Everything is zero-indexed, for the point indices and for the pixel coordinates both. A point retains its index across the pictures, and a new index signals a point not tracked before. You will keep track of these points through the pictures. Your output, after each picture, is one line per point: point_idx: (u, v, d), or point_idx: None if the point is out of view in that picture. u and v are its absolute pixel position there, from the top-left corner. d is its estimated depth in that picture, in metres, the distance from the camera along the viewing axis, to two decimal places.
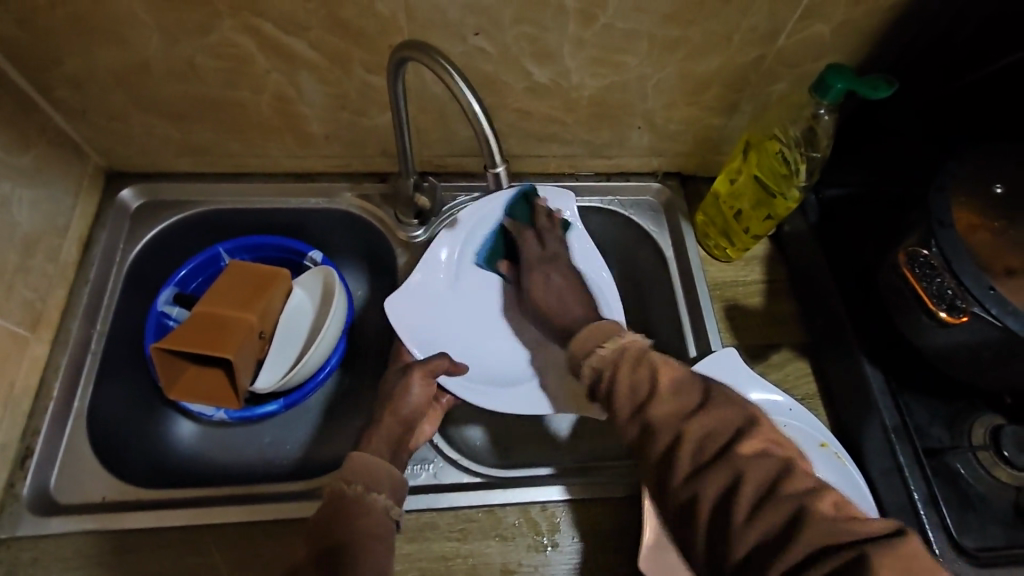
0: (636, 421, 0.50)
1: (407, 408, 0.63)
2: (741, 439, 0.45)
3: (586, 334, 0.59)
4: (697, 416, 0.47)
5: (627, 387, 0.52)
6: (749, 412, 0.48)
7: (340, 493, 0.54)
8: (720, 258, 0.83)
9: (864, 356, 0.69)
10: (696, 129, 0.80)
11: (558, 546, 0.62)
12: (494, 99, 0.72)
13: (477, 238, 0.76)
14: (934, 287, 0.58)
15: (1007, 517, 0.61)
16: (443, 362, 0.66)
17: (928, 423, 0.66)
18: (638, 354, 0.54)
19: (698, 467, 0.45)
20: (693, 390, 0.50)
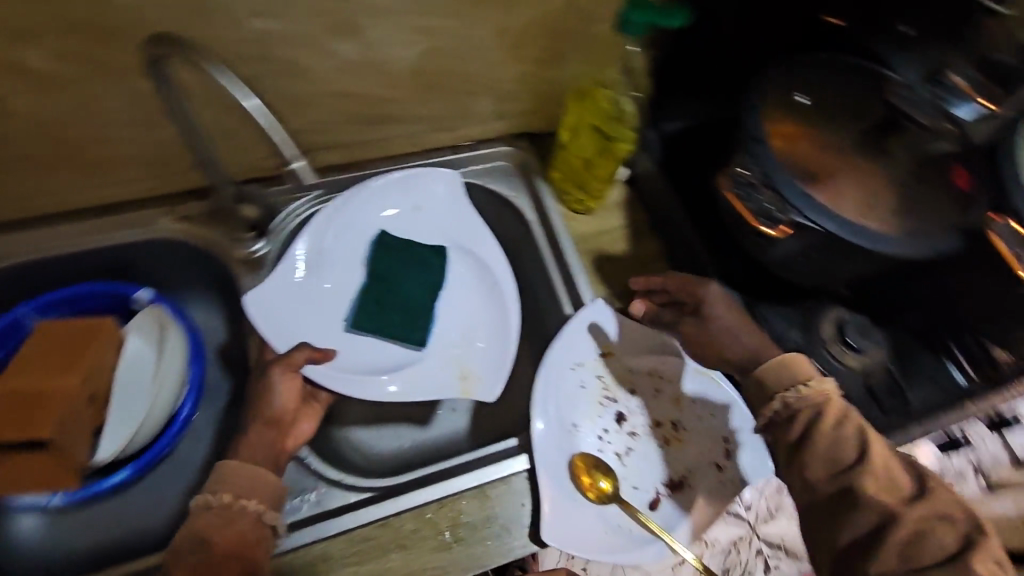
0: (836, 483, 0.52)
1: (273, 410, 0.60)
2: (974, 553, 0.45)
3: (773, 364, 0.60)
4: (918, 504, 0.48)
5: (829, 443, 0.53)
6: (976, 516, 0.48)
7: (207, 504, 0.53)
8: (580, 212, 0.82)
9: (718, 278, 0.73)
10: (532, 84, 0.77)
11: (462, 539, 0.61)
12: (304, 87, 0.65)
13: (343, 222, 0.72)
14: (755, 205, 0.58)
15: (858, 399, 0.67)
16: (302, 353, 0.63)
17: (785, 329, 0.70)
18: (842, 410, 0.55)
19: (914, 565, 0.46)
20: (905, 483, 0.50)
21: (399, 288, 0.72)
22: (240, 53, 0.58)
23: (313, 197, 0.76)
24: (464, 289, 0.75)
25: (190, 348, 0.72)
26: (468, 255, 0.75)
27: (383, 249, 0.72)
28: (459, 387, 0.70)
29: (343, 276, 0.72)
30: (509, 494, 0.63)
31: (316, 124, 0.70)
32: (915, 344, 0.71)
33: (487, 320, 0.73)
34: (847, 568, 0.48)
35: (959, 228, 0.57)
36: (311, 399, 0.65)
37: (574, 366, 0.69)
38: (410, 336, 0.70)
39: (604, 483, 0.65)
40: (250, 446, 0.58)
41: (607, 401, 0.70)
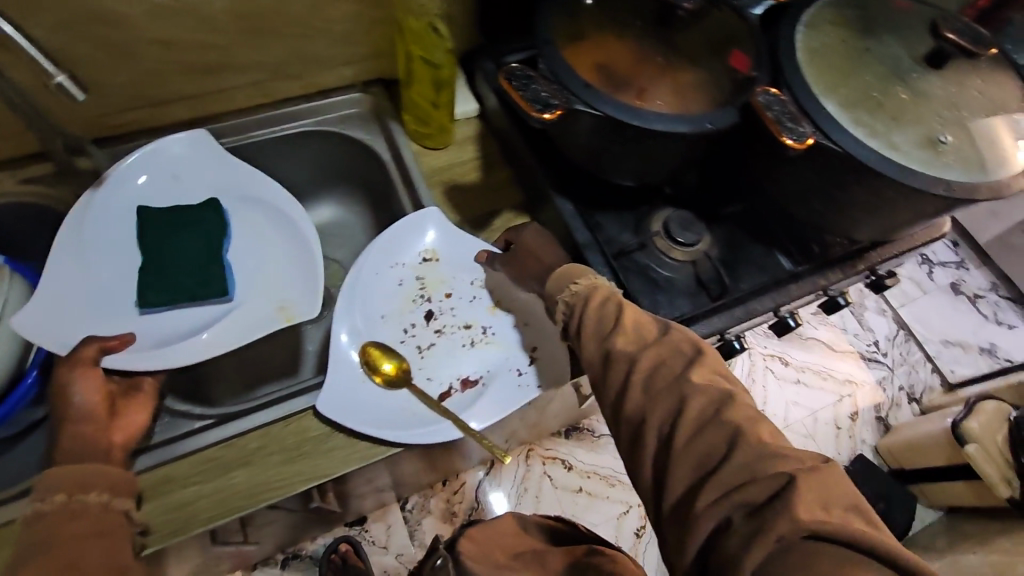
0: (600, 351, 0.57)
1: (77, 411, 0.57)
2: (691, 369, 0.52)
3: (553, 280, 0.65)
4: (654, 345, 0.55)
5: (594, 324, 0.59)
6: (695, 343, 0.55)
7: (41, 509, 0.50)
8: (436, 148, 0.85)
9: (555, 192, 0.74)
10: (365, 25, 0.79)
11: (306, 453, 0.63)
12: (119, 33, 0.67)
13: (116, 213, 0.73)
14: (530, 92, 0.56)
15: (689, 289, 0.70)
16: (92, 347, 0.60)
17: (619, 232, 0.73)
18: (608, 291, 0.61)
19: (654, 393, 0.52)
20: (651, 327, 0.57)
21: (179, 254, 0.72)
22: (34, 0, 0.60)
23: None
24: (254, 235, 0.76)
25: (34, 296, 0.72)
26: (251, 203, 0.77)
27: (155, 222, 0.73)
28: (279, 316, 0.68)
29: (124, 262, 0.72)
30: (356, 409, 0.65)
31: (146, 74, 0.72)
32: (746, 236, 0.74)
33: (286, 258, 0.74)
34: (616, 409, 0.55)
35: (737, 104, 0.60)
36: (134, 391, 0.62)
37: (397, 265, 0.75)
38: (204, 291, 0.70)
39: (390, 366, 0.70)
40: (68, 449, 0.55)
41: (422, 298, 0.75)
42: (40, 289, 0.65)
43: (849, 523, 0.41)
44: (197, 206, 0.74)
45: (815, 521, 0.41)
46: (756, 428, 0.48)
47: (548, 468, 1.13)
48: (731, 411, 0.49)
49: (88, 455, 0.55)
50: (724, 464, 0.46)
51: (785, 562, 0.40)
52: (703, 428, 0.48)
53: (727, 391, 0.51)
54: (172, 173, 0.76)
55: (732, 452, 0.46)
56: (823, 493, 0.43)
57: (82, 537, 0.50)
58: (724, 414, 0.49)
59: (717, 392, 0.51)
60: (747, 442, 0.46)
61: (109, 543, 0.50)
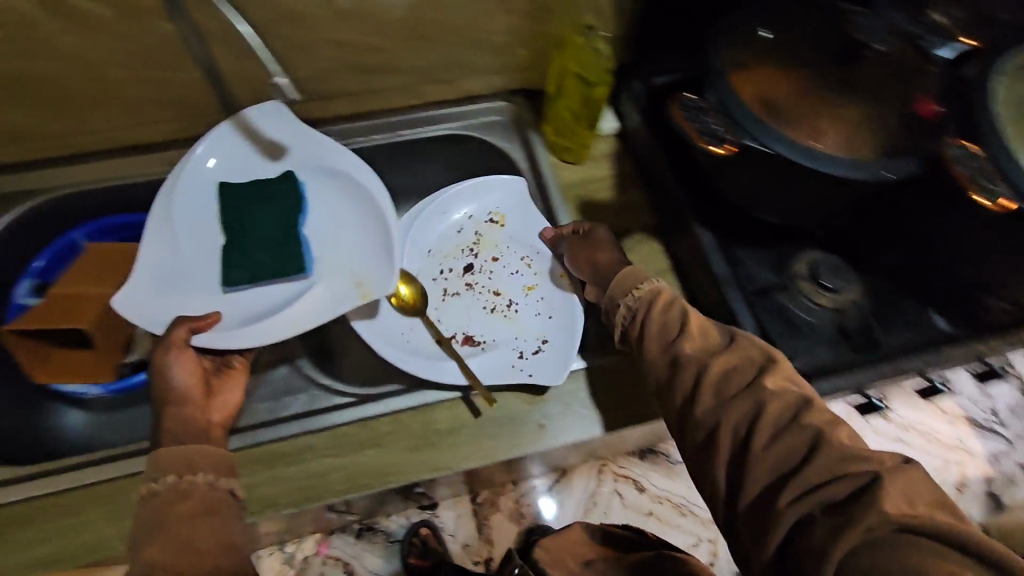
0: (667, 355, 0.57)
1: (176, 389, 0.61)
2: (765, 375, 0.51)
3: (614, 282, 0.66)
4: (725, 351, 0.54)
5: (658, 330, 0.59)
6: (767, 353, 0.53)
7: (156, 489, 0.54)
8: (571, 161, 0.86)
9: (694, 220, 0.73)
10: (524, 37, 0.81)
11: (432, 444, 0.66)
12: (309, 34, 0.72)
13: (206, 193, 0.75)
14: (700, 123, 0.57)
15: (831, 337, 0.67)
16: (182, 329, 0.64)
17: (759, 269, 0.71)
18: (670, 299, 0.61)
19: (726, 401, 0.51)
20: (717, 336, 0.56)
21: (263, 229, 0.74)
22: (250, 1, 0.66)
23: None
24: (330, 209, 0.78)
25: None
26: (332, 177, 0.77)
27: (242, 199, 0.74)
28: (358, 293, 0.71)
29: (209, 235, 0.75)
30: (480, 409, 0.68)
31: (321, 71, 0.78)
32: (897, 290, 0.70)
33: (358, 236, 0.76)
34: (685, 417, 0.53)
35: (918, 154, 0.57)
36: (229, 368, 0.68)
37: (464, 214, 0.87)
38: (286, 267, 0.72)
39: (406, 291, 0.82)
40: (172, 428, 0.59)
41: (470, 251, 0.86)
42: (134, 271, 0.69)
43: (940, 518, 0.40)
44: (277, 180, 0.76)
45: (904, 515, 0.40)
46: (836, 432, 0.47)
47: (620, 485, 0.96)
48: (809, 414, 0.48)
49: (194, 437, 0.59)
50: (806, 466, 0.45)
51: (877, 554, 0.38)
52: (782, 431, 0.47)
53: (803, 398, 0.50)
54: (254, 150, 0.77)
55: (813, 454, 0.45)
56: (912, 492, 0.42)
57: (193, 516, 0.52)
58: (801, 419, 0.48)
59: (792, 398, 0.49)
60: (829, 441, 0.46)
61: (214, 523, 0.53)
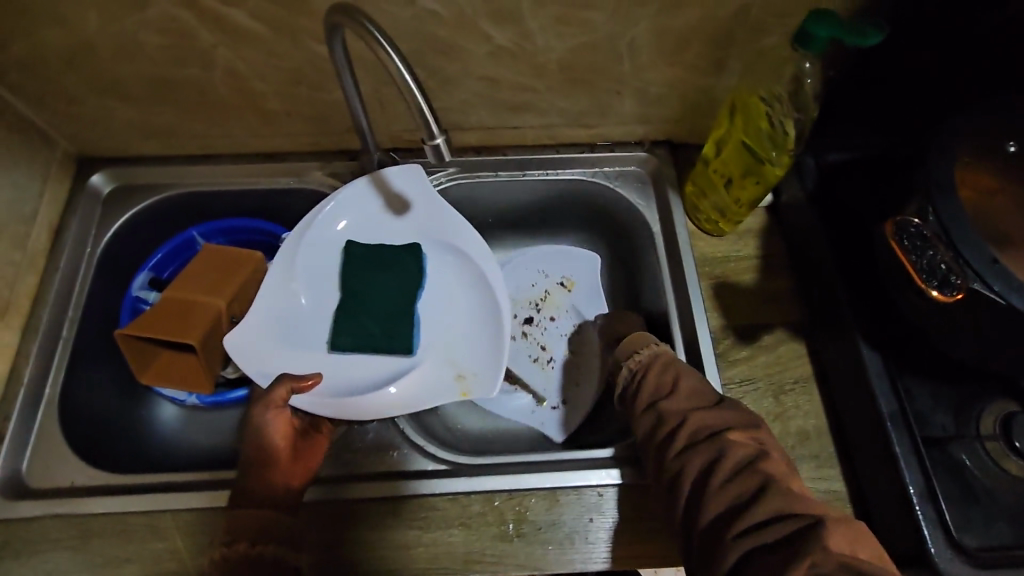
0: (650, 413, 0.56)
1: (265, 449, 0.60)
2: (731, 428, 0.50)
3: (621, 347, 0.64)
4: (714, 408, 0.53)
5: (652, 387, 0.57)
6: (745, 414, 0.52)
7: (226, 556, 0.52)
8: (712, 233, 0.76)
9: (859, 335, 0.63)
10: (684, 91, 0.72)
11: (524, 536, 0.61)
12: (456, 67, 0.67)
13: (321, 243, 0.74)
14: (925, 261, 0.51)
15: (1016, 514, 0.55)
16: (282, 389, 0.61)
17: (930, 410, 0.60)
18: (668, 361, 0.59)
19: (694, 445, 0.51)
20: (707, 394, 0.55)
21: (379, 295, 0.72)
22: (404, 28, 0.62)
23: (448, 174, 0.79)
24: (442, 282, 0.76)
25: None
26: (446, 250, 0.75)
27: (357, 261, 0.73)
28: (459, 389, 0.69)
29: (322, 289, 0.74)
30: (580, 506, 0.62)
31: (461, 104, 0.73)
32: None
33: (470, 324, 0.73)
34: (660, 460, 0.53)
35: None
36: (313, 432, 0.65)
37: (541, 272, 0.84)
38: (393, 345, 0.70)
39: None
40: (252, 492, 0.57)
41: (534, 305, 0.83)
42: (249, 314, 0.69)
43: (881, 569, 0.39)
44: (398, 250, 0.74)
45: (847, 556, 0.40)
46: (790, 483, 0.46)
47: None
48: (767, 463, 0.47)
49: (264, 501, 0.57)
50: (756, 503, 0.44)
51: None
52: (735, 475, 0.47)
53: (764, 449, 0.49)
54: (374, 208, 0.75)
55: (760, 495, 0.45)
56: (854, 539, 0.41)
57: None
58: (758, 463, 0.47)
59: (750, 445, 0.49)
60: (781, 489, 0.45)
61: None
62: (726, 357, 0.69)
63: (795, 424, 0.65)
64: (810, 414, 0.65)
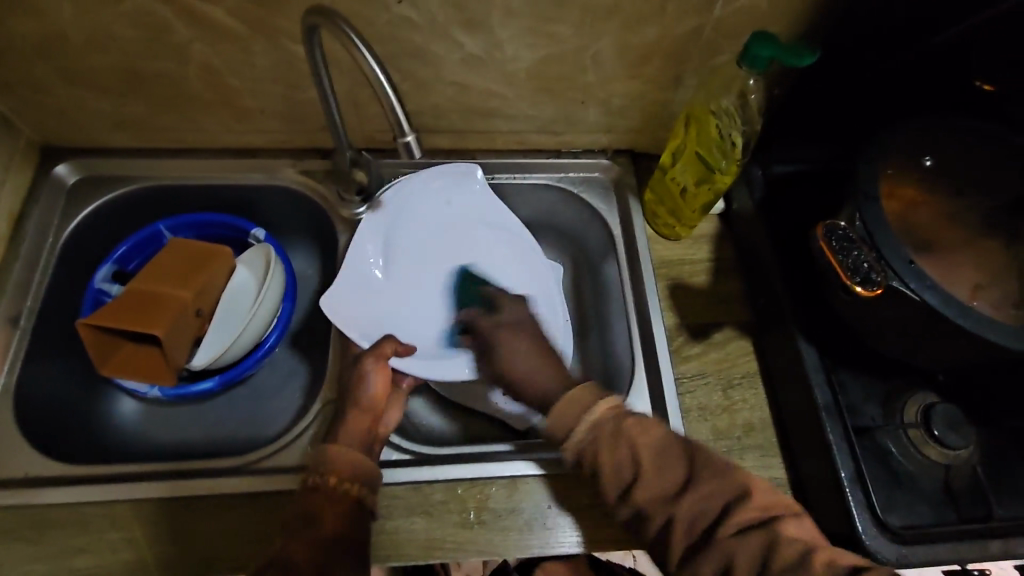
0: (626, 504, 0.54)
1: (367, 397, 0.64)
2: (730, 522, 0.50)
3: (553, 416, 0.57)
4: (687, 495, 0.52)
5: (613, 471, 0.54)
6: (740, 486, 0.52)
7: (318, 484, 0.57)
8: (668, 237, 0.81)
9: (799, 332, 0.68)
10: (645, 104, 0.77)
11: (484, 523, 0.63)
12: (429, 72, 0.70)
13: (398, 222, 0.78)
14: (850, 260, 0.54)
15: (934, 495, 0.61)
16: (389, 344, 0.68)
17: (861, 401, 0.66)
18: (616, 428, 0.55)
19: (698, 546, 0.51)
20: (677, 469, 0.53)
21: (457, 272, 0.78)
22: (380, 32, 0.65)
23: (418, 174, 0.82)
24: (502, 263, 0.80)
25: (286, 285, 0.78)
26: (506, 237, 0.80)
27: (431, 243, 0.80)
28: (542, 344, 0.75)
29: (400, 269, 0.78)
30: (540, 494, 0.64)
31: (434, 107, 0.76)
32: (1017, 457, 0.63)
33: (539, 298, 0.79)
34: (661, 556, 0.54)
35: None
36: (395, 389, 0.69)
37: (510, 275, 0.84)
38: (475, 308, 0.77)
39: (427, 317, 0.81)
40: (344, 433, 0.61)
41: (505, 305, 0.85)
42: (341, 277, 0.73)
43: None
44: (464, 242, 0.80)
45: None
46: (812, 565, 0.47)
47: None
48: (779, 556, 0.48)
49: (360, 449, 0.61)
50: None
51: None
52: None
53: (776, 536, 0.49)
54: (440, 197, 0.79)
55: None
56: None
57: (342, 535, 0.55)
58: (776, 561, 0.48)
59: (764, 538, 0.49)
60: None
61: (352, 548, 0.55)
62: (680, 352, 0.73)
63: (741, 417, 0.69)
64: (756, 407, 0.70)
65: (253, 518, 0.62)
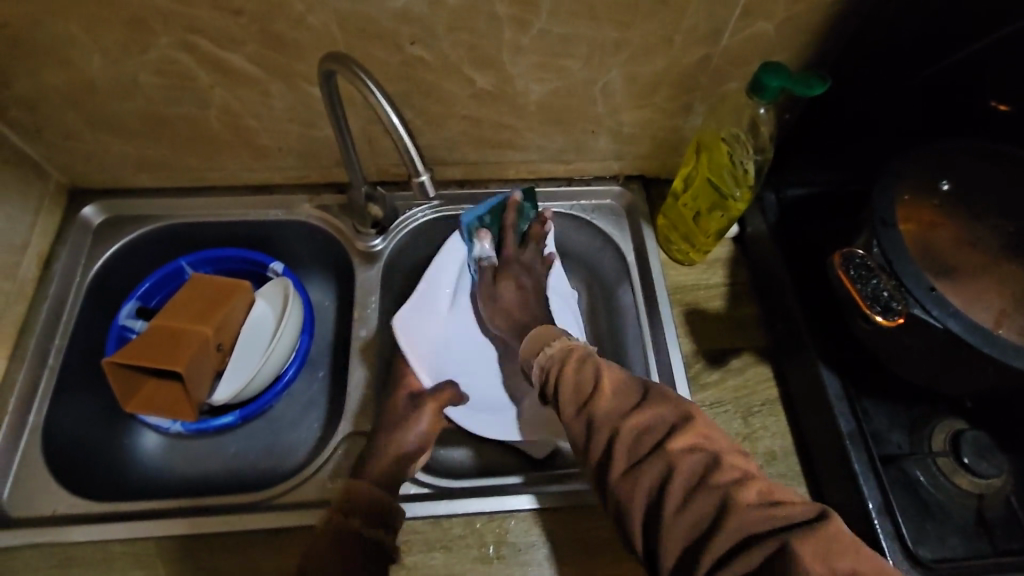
0: (579, 419, 0.52)
1: (411, 440, 0.66)
2: (675, 435, 0.46)
3: (530, 341, 0.64)
4: (636, 413, 0.49)
5: (571, 386, 0.54)
6: (683, 409, 0.49)
7: (339, 521, 0.57)
8: (682, 262, 0.80)
9: (819, 359, 0.67)
10: (655, 131, 0.77)
11: (504, 557, 0.62)
12: (441, 107, 0.72)
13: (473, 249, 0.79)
14: (869, 289, 0.54)
15: (966, 527, 0.59)
16: (450, 391, 0.72)
17: (886, 429, 0.65)
18: (581, 355, 0.56)
19: (639, 460, 0.47)
20: (632, 388, 0.52)
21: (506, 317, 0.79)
22: (393, 73, 0.67)
23: (430, 207, 0.83)
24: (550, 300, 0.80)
25: (303, 317, 0.79)
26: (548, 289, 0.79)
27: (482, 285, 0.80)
28: None
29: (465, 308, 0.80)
30: (560, 526, 0.64)
31: (445, 141, 0.77)
32: None
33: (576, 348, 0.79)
34: (602, 483, 0.49)
35: None
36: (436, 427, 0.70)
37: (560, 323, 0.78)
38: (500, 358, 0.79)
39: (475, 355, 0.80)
40: (379, 466, 0.63)
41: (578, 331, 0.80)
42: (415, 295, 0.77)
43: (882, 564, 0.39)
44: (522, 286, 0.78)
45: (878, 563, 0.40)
46: (746, 490, 0.43)
47: None
48: (721, 473, 0.44)
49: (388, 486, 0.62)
50: (725, 523, 0.42)
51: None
52: (693, 490, 0.44)
53: (714, 455, 0.46)
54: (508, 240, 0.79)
55: (725, 513, 0.42)
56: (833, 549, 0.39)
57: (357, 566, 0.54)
58: (714, 476, 0.44)
59: (703, 456, 0.45)
60: (737, 504, 0.42)
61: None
62: (698, 380, 0.72)
63: (763, 445, 0.68)
64: (777, 435, 0.68)
65: (274, 553, 0.62)
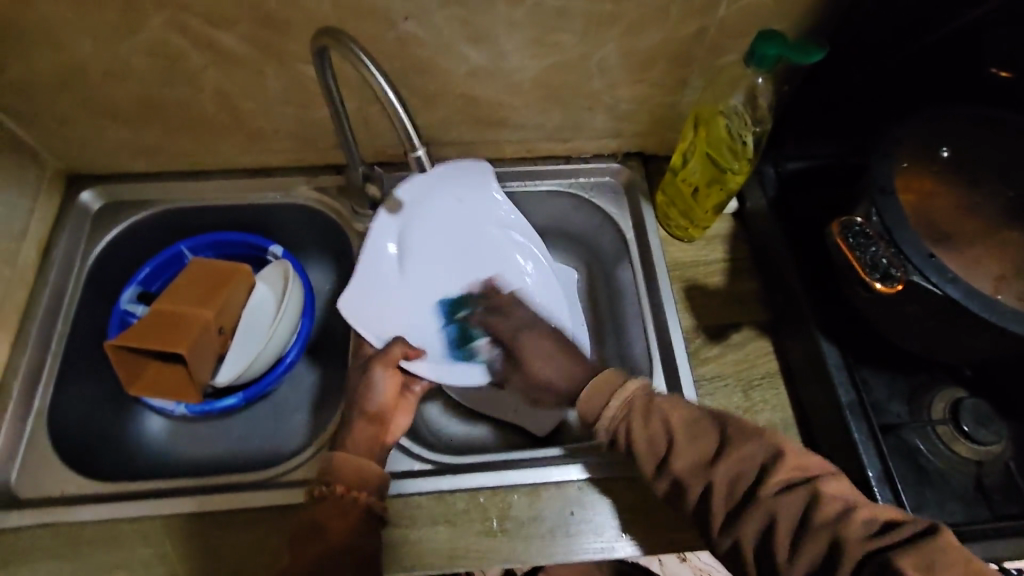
0: (664, 477, 0.56)
1: (374, 404, 0.64)
2: (772, 481, 0.51)
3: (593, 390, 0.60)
4: (721, 461, 0.53)
5: (646, 444, 0.56)
6: (770, 445, 0.53)
7: (324, 493, 0.58)
8: (682, 238, 0.80)
9: (818, 330, 0.67)
10: (652, 107, 0.77)
11: (507, 530, 0.63)
12: (436, 85, 0.71)
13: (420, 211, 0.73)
14: (867, 257, 0.54)
15: (965, 493, 0.60)
16: (399, 348, 0.69)
17: (886, 399, 0.65)
18: (646, 404, 0.58)
19: (745, 509, 0.51)
20: (708, 430, 0.55)
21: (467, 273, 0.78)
22: (387, 50, 0.66)
23: None
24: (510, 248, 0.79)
25: (303, 299, 0.79)
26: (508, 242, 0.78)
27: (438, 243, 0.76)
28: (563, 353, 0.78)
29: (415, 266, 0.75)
30: (562, 500, 0.64)
31: (442, 120, 0.77)
32: None
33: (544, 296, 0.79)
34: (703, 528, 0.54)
35: None
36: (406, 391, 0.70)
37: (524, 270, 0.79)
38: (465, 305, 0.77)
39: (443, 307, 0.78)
40: (351, 440, 0.62)
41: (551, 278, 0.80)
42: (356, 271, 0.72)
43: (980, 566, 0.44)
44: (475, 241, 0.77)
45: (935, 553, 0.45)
46: (850, 520, 0.48)
47: None
48: (822, 511, 0.48)
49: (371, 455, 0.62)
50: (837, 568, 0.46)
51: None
52: (802, 535, 0.48)
53: (814, 491, 0.50)
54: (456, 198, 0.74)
55: (836, 556, 0.47)
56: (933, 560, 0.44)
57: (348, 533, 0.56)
58: (816, 514, 0.48)
59: (801, 492, 0.50)
60: (848, 541, 0.47)
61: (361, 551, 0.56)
62: (699, 354, 0.72)
63: (763, 417, 0.68)
64: (777, 407, 0.69)
65: (280, 531, 0.63)
